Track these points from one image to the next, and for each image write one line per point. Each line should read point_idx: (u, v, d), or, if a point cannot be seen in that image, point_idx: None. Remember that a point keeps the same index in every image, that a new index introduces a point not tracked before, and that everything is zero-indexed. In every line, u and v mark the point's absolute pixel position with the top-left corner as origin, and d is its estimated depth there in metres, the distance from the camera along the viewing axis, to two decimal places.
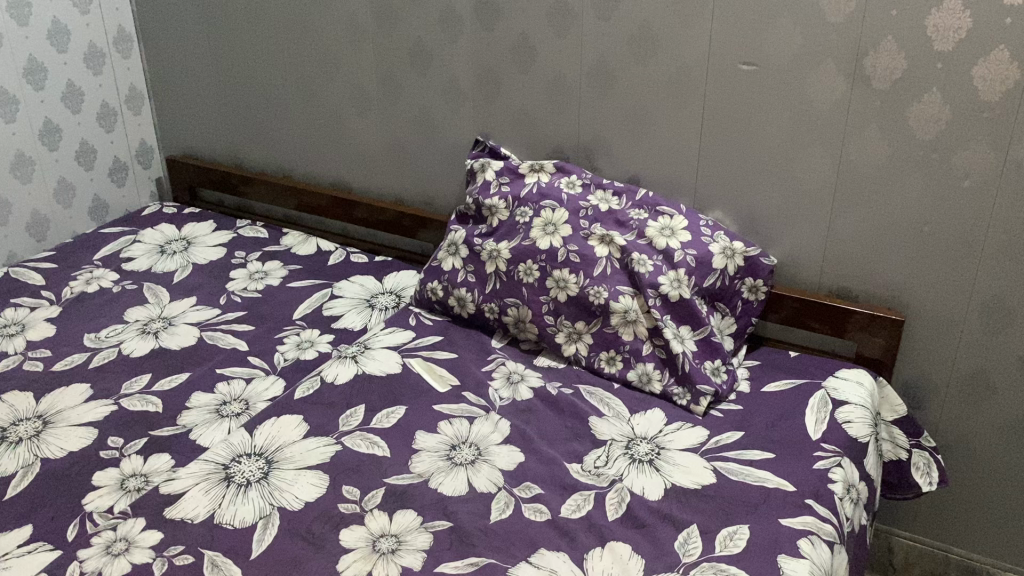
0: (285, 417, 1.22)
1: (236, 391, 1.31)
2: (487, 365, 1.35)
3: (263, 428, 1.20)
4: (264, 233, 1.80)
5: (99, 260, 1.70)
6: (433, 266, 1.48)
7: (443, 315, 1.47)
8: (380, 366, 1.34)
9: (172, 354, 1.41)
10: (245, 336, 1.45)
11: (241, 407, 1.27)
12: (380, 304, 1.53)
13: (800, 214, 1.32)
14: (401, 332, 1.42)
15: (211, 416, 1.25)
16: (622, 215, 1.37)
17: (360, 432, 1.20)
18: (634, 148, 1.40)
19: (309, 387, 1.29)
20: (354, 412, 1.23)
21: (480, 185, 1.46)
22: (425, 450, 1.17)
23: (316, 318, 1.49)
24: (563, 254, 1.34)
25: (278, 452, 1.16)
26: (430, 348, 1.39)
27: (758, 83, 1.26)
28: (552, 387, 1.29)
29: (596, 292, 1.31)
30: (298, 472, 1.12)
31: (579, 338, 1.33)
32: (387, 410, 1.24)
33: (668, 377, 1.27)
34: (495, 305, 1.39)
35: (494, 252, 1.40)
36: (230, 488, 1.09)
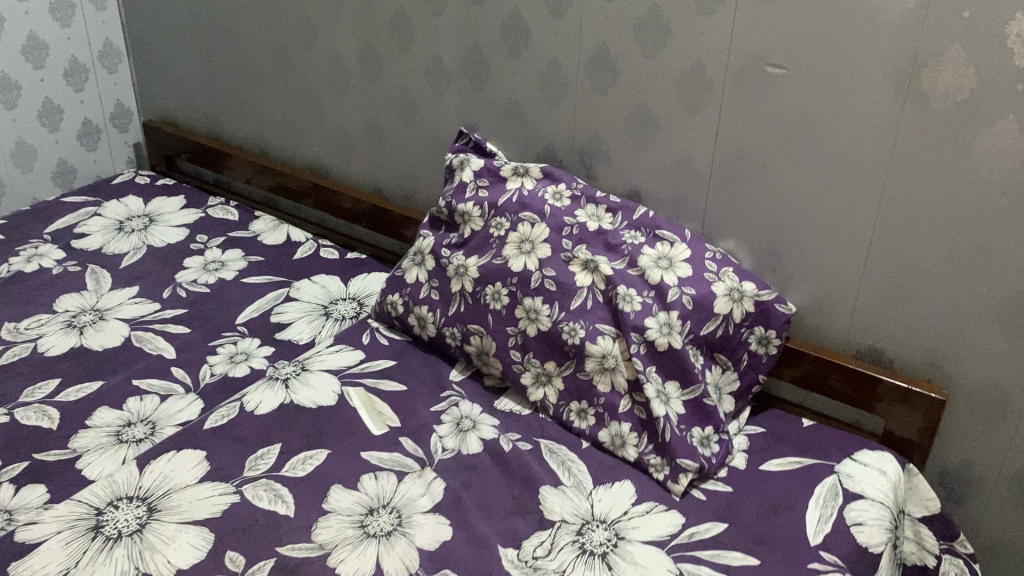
0: (185, 452, 1.04)
1: (146, 409, 1.14)
2: (437, 404, 1.14)
3: (156, 464, 1.02)
4: (234, 214, 1.62)
5: (49, 234, 1.54)
6: (395, 276, 1.27)
7: (402, 334, 1.27)
8: (312, 396, 1.15)
9: (91, 356, 1.24)
10: (177, 341, 1.28)
11: (146, 432, 1.10)
12: (337, 313, 1.34)
13: (829, 256, 1.07)
14: (349, 352, 1.23)
15: (110, 440, 1.08)
16: (613, 237, 1.14)
17: (267, 480, 1.01)
18: (636, 157, 1.17)
19: (225, 415, 1.11)
20: (267, 453, 1.05)
21: (456, 187, 1.25)
22: (337, 513, 0.98)
23: (261, 326, 1.31)
24: (536, 280, 1.12)
25: (164, 498, 0.98)
26: (376, 375, 1.19)
27: (788, 91, 1.01)
28: (507, 440, 1.08)
29: (570, 329, 1.09)
30: (180, 527, 0.94)
31: (548, 382, 1.12)
32: (304, 453, 1.06)
33: (645, 443, 1.04)
34: (457, 331, 1.18)
35: (461, 268, 1.18)
36: (95, 542, 0.92)
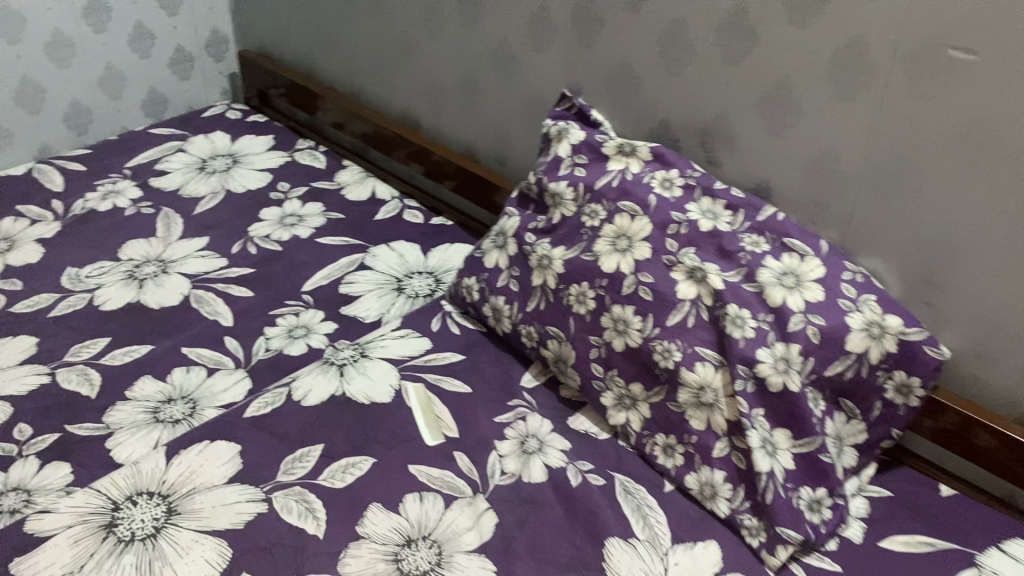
0: (219, 444, 0.94)
1: (191, 385, 1.04)
2: (503, 415, 0.99)
3: (185, 455, 0.93)
4: (321, 161, 1.51)
5: (129, 170, 1.47)
6: (474, 257, 1.12)
7: (476, 323, 1.12)
8: (366, 390, 1.02)
9: (146, 314, 1.16)
10: (237, 306, 1.17)
11: (186, 413, 1.00)
12: (410, 289, 1.20)
13: (1002, 296, 0.85)
14: (415, 339, 1.09)
15: (147, 418, 1.00)
16: (729, 241, 0.94)
17: (300, 488, 0.90)
18: (768, 146, 0.96)
19: (268, 404, 1.00)
20: (307, 454, 0.94)
21: (550, 161, 1.08)
22: (370, 540, 0.85)
23: (326, 295, 1.19)
24: (629, 286, 0.95)
25: (186, 499, 0.88)
26: (440, 370, 1.05)
27: (974, 85, 0.78)
28: (577, 471, 0.93)
29: (663, 349, 0.92)
30: (197, 537, 0.85)
31: (633, 407, 0.95)
32: (346, 459, 0.94)
33: (740, 500, 0.87)
34: (534, 331, 1.03)
35: (545, 259, 1.02)
36: (104, 544, 0.83)
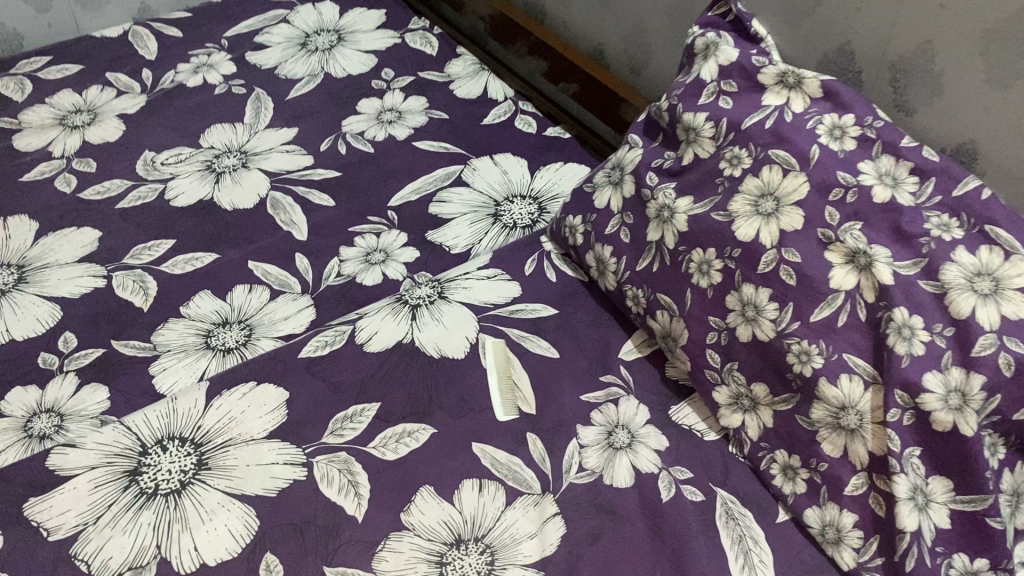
0: (264, 388, 0.83)
1: (250, 308, 0.93)
2: (591, 393, 0.83)
3: (227, 398, 0.82)
4: (432, 48, 1.32)
5: (227, 40, 1.34)
6: (582, 192, 0.94)
7: (577, 270, 0.95)
8: (438, 341, 0.87)
9: (216, 216, 1.04)
10: (314, 215, 1.04)
11: (239, 342, 0.89)
12: (508, 217, 1.04)
13: None
14: (504, 283, 0.93)
15: (197, 344, 0.89)
16: (909, 220, 0.71)
17: (345, 455, 0.78)
18: (983, 100, 0.72)
19: (326, 345, 0.87)
20: (360, 414, 0.81)
21: (690, 86, 0.86)
22: (413, 534, 0.73)
23: (413, 214, 1.04)
24: (766, 264, 0.75)
25: (219, 452, 0.78)
26: (526, 326, 0.88)
27: None
28: (670, 481, 0.77)
29: (799, 349, 0.73)
30: (224, 501, 0.75)
31: (751, 412, 0.78)
32: (401, 426, 0.80)
33: (870, 554, 0.69)
34: (642, 296, 0.85)
35: (666, 211, 0.83)
36: (124, 495, 0.74)
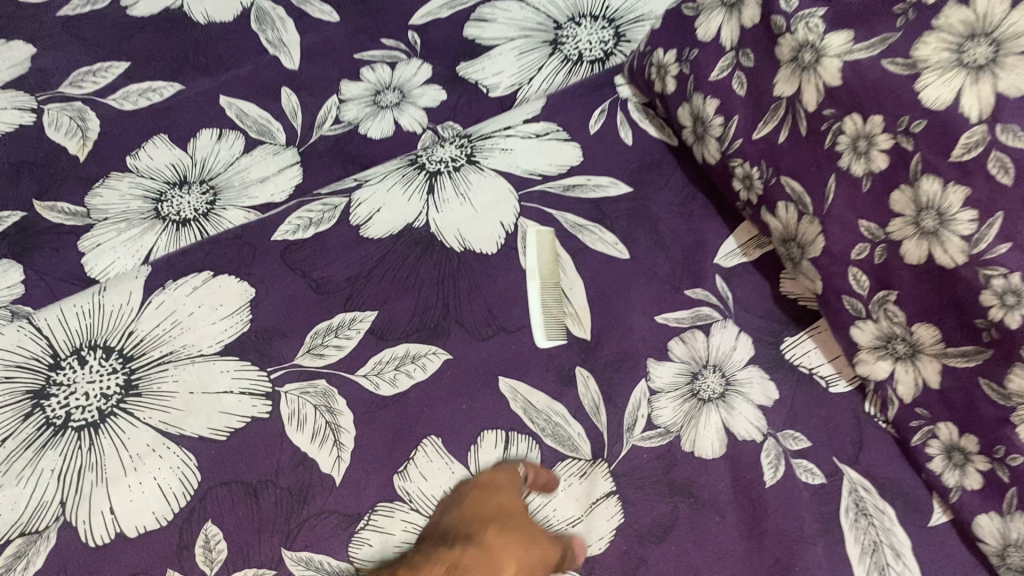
0: (220, 281, 0.60)
1: (216, 164, 0.69)
2: (672, 313, 0.59)
3: (169, 294, 0.60)
4: None
5: None
6: (677, 13, 0.65)
7: (662, 130, 0.67)
8: (462, 226, 0.62)
9: (180, 32, 0.77)
10: (309, 33, 0.77)
11: (197, 211, 0.66)
12: (573, 44, 0.75)
13: None
14: (559, 145, 0.66)
15: (144, 212, 0.67)
16: None
17: (324, 386, 0.57)
18: None
19: (308, 227, 0.62)
20: (352, 327, 0.59)
21: None
22: (408, 509, 0.53)
23: (444, 38, 0.77)
24: (964, 150, 0.46)
25: (154, 372, 0.57)
26: (586, 210, 0.63)
27: None
28: (776, 452, 0.54)
29: (1004, 286, 0.45)
30: (155, 443, 0.54)
31: (907, 363, 0.53)
32: (404, 347, 0.58)
33: None
34: (757, 178, 0.59)
35: (810, 49, 0.53)
36: (23, 429, 0.55)
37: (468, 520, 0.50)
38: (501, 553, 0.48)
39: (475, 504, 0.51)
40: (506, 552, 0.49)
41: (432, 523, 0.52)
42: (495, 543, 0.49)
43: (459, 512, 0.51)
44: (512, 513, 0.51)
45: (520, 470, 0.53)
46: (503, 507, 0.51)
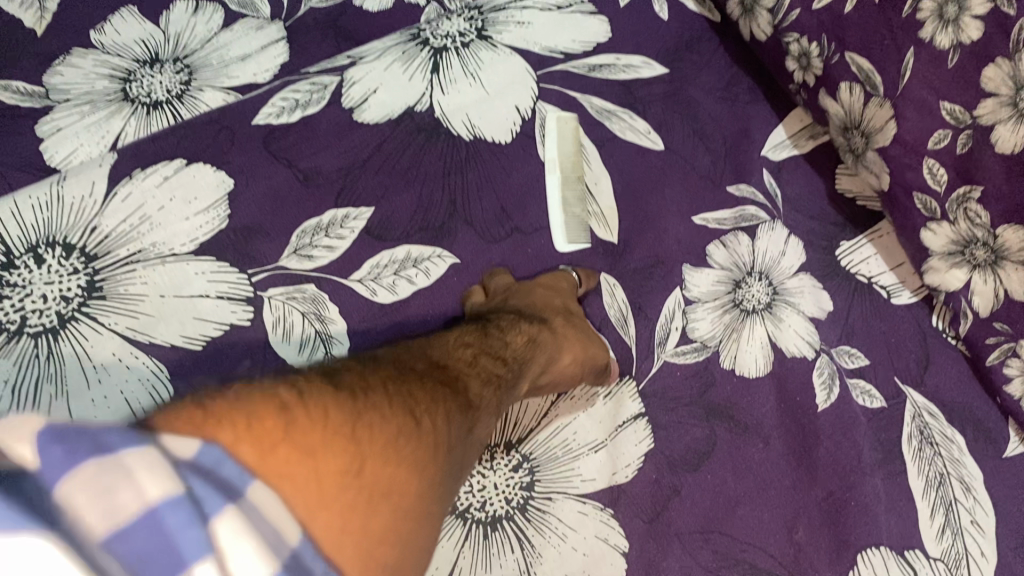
0: (195, 171, 0.53)
1: (192, 40, 0.60)
2: (712, 213, 0.52)
3: (137, 185, 0.52)
4: None
5: None
6: None
7: (704, 3, 0.57)
8: (472, 109, 0.54)
9: None
10: None
11: (171, 92, 0.58)
12: None
13: None
14: (585, 19, 0.57)
15: (110, 93, 0.58)
16: None
17: (313, 291, 0.50)
18: None
19: (295, 108, 0.54)
20: (346, 224, 0.51)
21: None
22: None
23: None
24: None
25: (121, 274, 0.50)
26: (614, 93, 0.55)
27: None
28: (828, 372, 0.47)
29: None
30: (122, 352, 0.48)
31: (987, 272, 0.44)
32: (404, 249, 0.51)
33: None
34: (817, 56, 0.50)
35: None
36: None
37: (535, 303, 0.46)
38: (574, 340, 0.45)
39: (535, 296, 0.47)
40: (577, 337, 0.45)
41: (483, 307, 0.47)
42: (565, 330, 0.45)
43: (527, 293, 0.47)
44: (573, 313, 0.47)
45: (572, 275, 0.49)
46: (566, 307, 0.47)
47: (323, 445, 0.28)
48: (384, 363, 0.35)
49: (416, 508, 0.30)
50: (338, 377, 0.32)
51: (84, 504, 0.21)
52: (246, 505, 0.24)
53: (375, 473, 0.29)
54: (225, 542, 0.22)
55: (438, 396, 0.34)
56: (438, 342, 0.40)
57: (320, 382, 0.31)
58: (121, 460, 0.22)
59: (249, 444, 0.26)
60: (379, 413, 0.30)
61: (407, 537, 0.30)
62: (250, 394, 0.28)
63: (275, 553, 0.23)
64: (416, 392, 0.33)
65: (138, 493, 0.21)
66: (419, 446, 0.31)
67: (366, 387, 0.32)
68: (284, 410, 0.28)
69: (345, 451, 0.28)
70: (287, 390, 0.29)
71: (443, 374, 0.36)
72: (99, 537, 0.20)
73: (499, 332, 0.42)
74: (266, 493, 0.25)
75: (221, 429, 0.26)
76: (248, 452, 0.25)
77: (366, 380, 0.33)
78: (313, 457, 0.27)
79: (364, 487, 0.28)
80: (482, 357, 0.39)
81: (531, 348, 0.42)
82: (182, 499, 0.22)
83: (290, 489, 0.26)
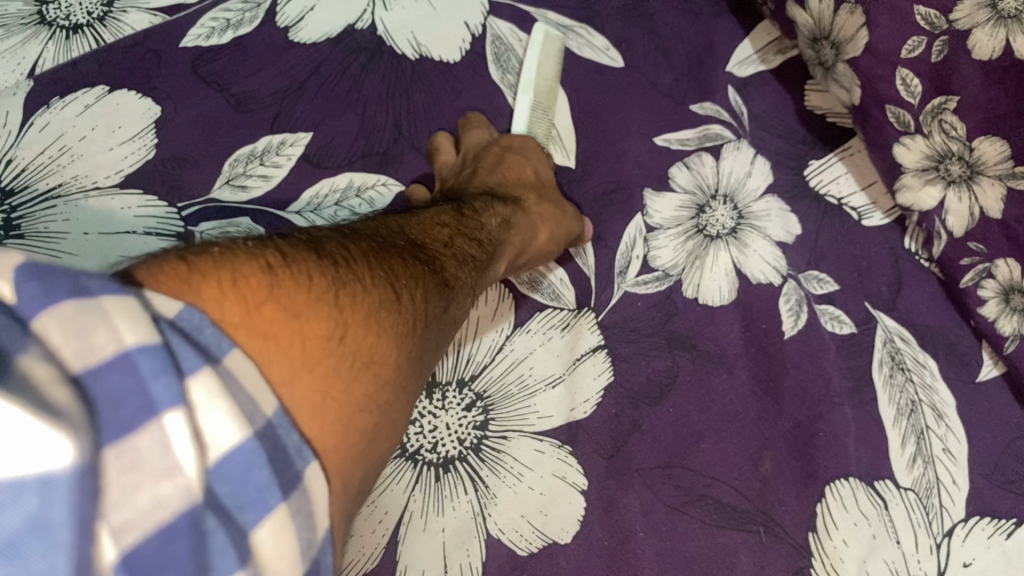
0: (118, 99, 0.49)
1: None
2: (675, 134, 0.49)
3: (55, 115, 0.48)
4: None
5: None
6: None
7: None
8: (417, 26, 0.51)
9: None
10: None
11: (92, 15, 0.53)
12: None
13: None
14: None
15: (25, 16, 0.53)
16: None
17: (247, 225, 0.46)
18: None
19: (226, 28, 0.50)
20: (283, 152, 0.48)
21: None
22: None
23: None
24: None
25: (39, 211, 0.46)
26: (570, 8, 0.51)
27: None
28: (798, 300, 0.45)
29: None
30: None
31: (962, 188, 0.42)
32: (346, 177, 0.48)
33: None
34: None
35: None
36: None
37: (507, 179, 0.46)
38: (547, 215, 0.44)
39: (506, 168, 0.46)
40: (551, 211, 0.45)
41: (454, 180, 0.46)
42: (539, 207, 0.45)
43: (497, 167, 0.46)
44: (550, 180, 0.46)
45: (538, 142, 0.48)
46: (537, 179, 0.47)
47: (308, 310, 0.26)
48: (364, 231, 0.33)
49: (398, 385, 0.29)
50: (322, 240, 0.30)
51: (58, 341, 0.19)
52: (225, 368, 0.23)
53: (359, 344, 0.27)
54: (200, 402, 0.21)
55: (420, 273, 0.32)
56: (415, 215, 0.38)
57: (304, 245, 0.29)
58: (98, 304, 0.20)
59: (231, 301, 0.24)
60: (363, 283, 0.29)
61: (387, 415, 0.28)
62: (233, 251, 0.26)
63: (250, 421, 0.22)
64: (401, 265, 0.32)
65: (115, 335, 0.20)
66: (405, 321, 0.30)
67: (351, 254, 0.30)
68: (267, 270, 0.26)
69: (329, 318, 0.27)
70: (271, 251, 0.27)
71: (422, 251, 0.35)
72: (73, 372, 0.19)
73: (475, 214, 0.41)
74: (248, 359, 0.24)
75: (201, 285, 0.24)
76: (228, 313, 0.24)
77: (348, 247, 0.31)
78: (296, 323, 0.26)
79: (350, 356, 0.27)
80: (458, 238, 0.38)
81: (504, 230, 0.42)
82: (158, 349, 0.21)
83: (272, 354, 0.25)
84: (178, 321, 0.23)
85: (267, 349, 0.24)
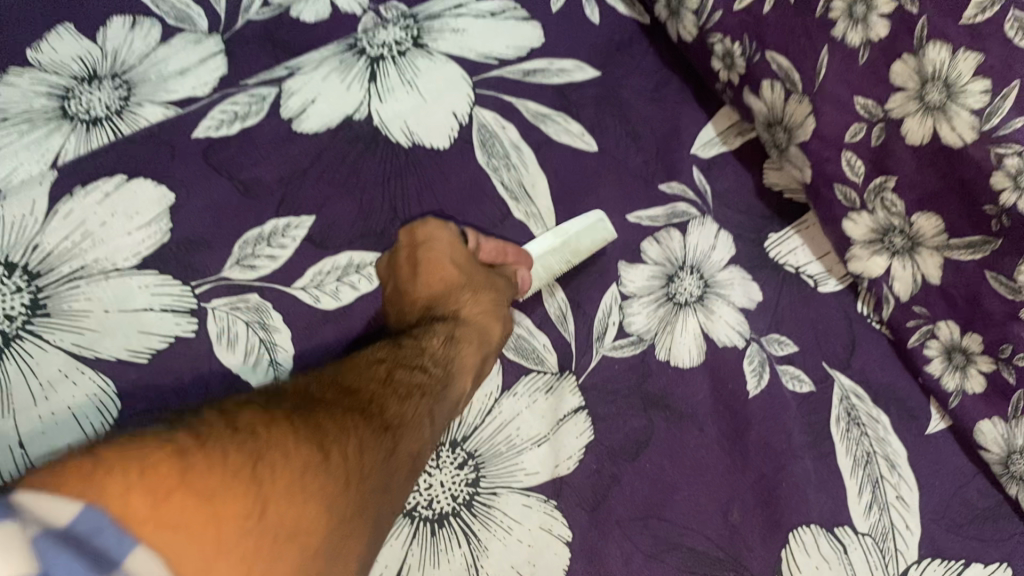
0: (136, 186, 0.53)
1: (130, 56, 0.60)
2: (646, 212, 0.54)
3: (78, 202, 0.52)
4: None
5: None
6: None
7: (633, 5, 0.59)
8: (410, 117, 0.55)
9: None
10: None
11: (110, 108, 0.58)
12: None
13: None
14: (518, 24, 0.58)
15: (48, 111, 0.58)
16: None
17: (256, 300, 0.51)
18: None
19: (233, 121, 0.54)
20: (290, 233, 0.52)
21: None
22: None
23: None
24: (977, 10, 0.39)
25: (64, 291, 0.50)
26: (548, 97, 0.56)
27: None
28: (761, 360, 0.49)
29: (1020, 165, 0.39)
30: (66, 368, 0.49)
31: (906, 258, 0.46)
32: (347, 255, 0.53)
33: None
34: (740, 55, 0.51)
35: None
36: None
37: (437, 286, 0.48)
38: (477, 324, 0.47)
39: (427, 275, 0.48)
40: (483, 312, 0.47)
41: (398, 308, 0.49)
42: (472, 312, 0.47)
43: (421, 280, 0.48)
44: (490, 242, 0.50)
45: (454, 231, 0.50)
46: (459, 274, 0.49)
47: (224, 491, 0.27)
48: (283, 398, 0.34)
49: (321, 551, 0.30)
50: (236, 418, 0.31)
51: None
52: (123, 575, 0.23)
53: (283, 518, 0.29)
54: None
55: (346, 430, 0.34)
56: (344, 365, 0.40)
57: (219, 427, 0.30)
58: None
59: (140, 494, 0.25)
60: (281, 453, 0.30)
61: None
62: (144, 442, 0.27)
63: None
64: (325, 427, 0.33)
65: None
66: (326, 487, 0.31)
67: (267, 424, 0.31)
68: (179, 456, 0.27)
69: (247, 496, 0.28)
70: (184, 437, 0.28)
71: (353, 400, 0.37)
72: None
73: (411, 342, 0.44)
74: (154, 556, 0.25)
75: (110, 480, 0.25)
76: (137, 507, 0.25)
77: (266, 417, 0.32)
78: (211, 504, 0.27)
79: (266, 533, 0.28)
80: (392, 375, 0.40)
81: (449, 346, 0.44)
82: None
83: (182, 545, 0.25)
84: (76, 530, 0.24)
85: (179, 539, 0.25)
